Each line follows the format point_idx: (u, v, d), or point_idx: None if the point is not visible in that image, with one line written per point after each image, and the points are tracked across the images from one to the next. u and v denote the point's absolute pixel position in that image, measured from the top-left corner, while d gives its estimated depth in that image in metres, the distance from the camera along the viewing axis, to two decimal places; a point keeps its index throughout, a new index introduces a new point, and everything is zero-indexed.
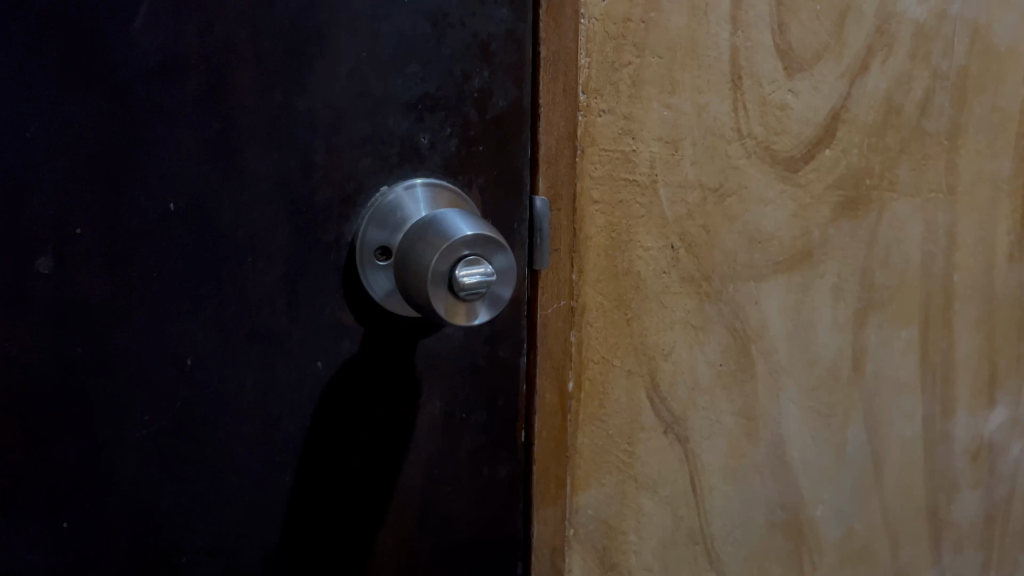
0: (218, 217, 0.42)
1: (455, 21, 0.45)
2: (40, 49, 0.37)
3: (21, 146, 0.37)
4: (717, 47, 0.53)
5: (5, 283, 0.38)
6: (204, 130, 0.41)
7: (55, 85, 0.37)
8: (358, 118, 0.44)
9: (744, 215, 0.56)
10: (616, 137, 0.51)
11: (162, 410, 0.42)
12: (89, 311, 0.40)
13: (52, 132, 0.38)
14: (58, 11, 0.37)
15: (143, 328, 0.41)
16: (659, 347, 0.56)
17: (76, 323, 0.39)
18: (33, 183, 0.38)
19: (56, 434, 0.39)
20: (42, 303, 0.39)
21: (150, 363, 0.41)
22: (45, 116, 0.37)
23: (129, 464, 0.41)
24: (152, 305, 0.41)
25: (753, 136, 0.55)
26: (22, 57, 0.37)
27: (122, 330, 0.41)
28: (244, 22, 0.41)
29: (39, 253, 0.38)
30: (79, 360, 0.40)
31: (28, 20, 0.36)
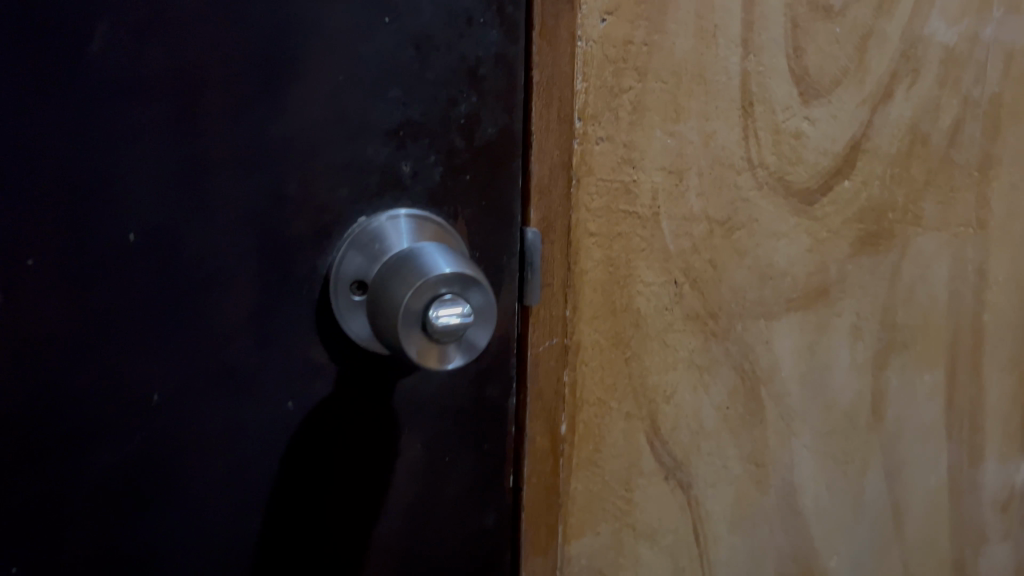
0: (182, 250, 0.40)
1: (441, 43, 0.42)
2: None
3: None
4: (728, 71, 0.49)
5: None
6: (169, 157, 0.39)
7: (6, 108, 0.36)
8: (336, 145, 0.42)
9: (755, 249, 0.53)
10: (615, 167, 0.48)
11: (121, 452, 0.40)
12: (42, 346, 0.38)
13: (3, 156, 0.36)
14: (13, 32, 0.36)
15: (100, 366, 0.39)
16: (660, 388, 0.52)
17: (27, 358, 0.38)
18: None
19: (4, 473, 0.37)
20: None
21: (106, 402, 0.39)
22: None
23: (84, 508, 0.39)
24: (111, 341, 0.39)
25: (765, 167, 0.52)
26: None
27: (79, 365, 0.39)
28: (215, 43, 0.39)
29: None
30: (32, 396, 0.38)
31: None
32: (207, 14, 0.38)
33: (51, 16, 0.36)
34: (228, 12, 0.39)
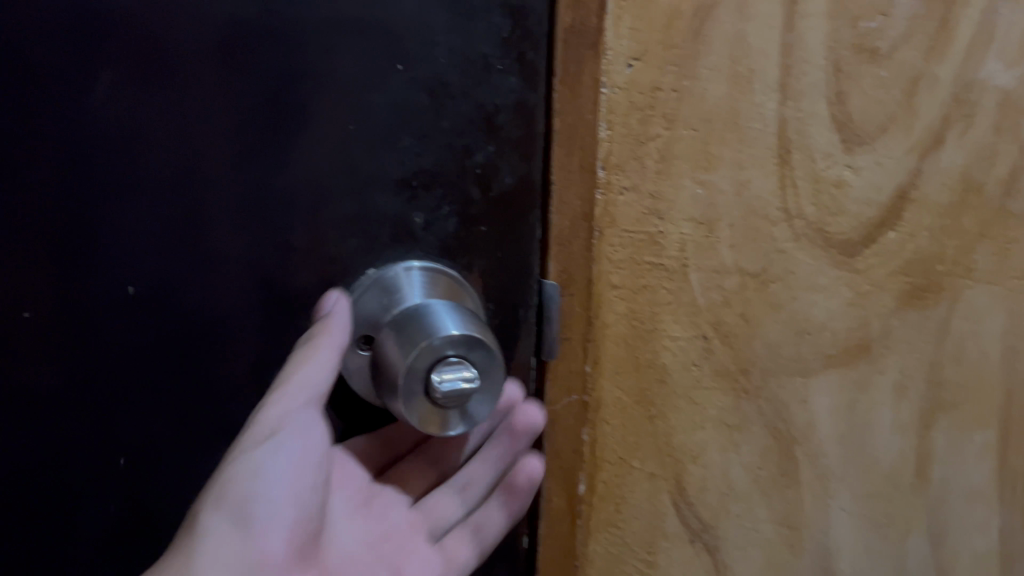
0: (182, 302, 0.39)
1: (457, 91, 0.41)
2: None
3: None
4: (764, 118, 0.47)
5: None
6: (169, 209, 0.38)
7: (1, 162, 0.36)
8: (343, 197, 0.40)
9: (792, 303, 0.50)
10: (641, 218, 0.46)
11: (114, 504, 0.40)
12: (39, 397, 0.38)
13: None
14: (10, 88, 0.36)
15: (96, 419, 0.39)
16: (686, 448, 0.50)
17: (25, 408, 0.38)
18: None
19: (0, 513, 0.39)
20: None
21: (104, 455, 0.39)
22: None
23: (82, 556, 0.40)
24: (107, 394, 0.39)
25: (803, 218, 0.49)
26: None
27: (76, 418, 0.39)
28: (218, 93, 0.38)
29: None
30: (30, 445, 0.38)
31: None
32: (208, 66, 0.37)
33: (47, 70, 0.36)
34: (229, 62, 0.38)
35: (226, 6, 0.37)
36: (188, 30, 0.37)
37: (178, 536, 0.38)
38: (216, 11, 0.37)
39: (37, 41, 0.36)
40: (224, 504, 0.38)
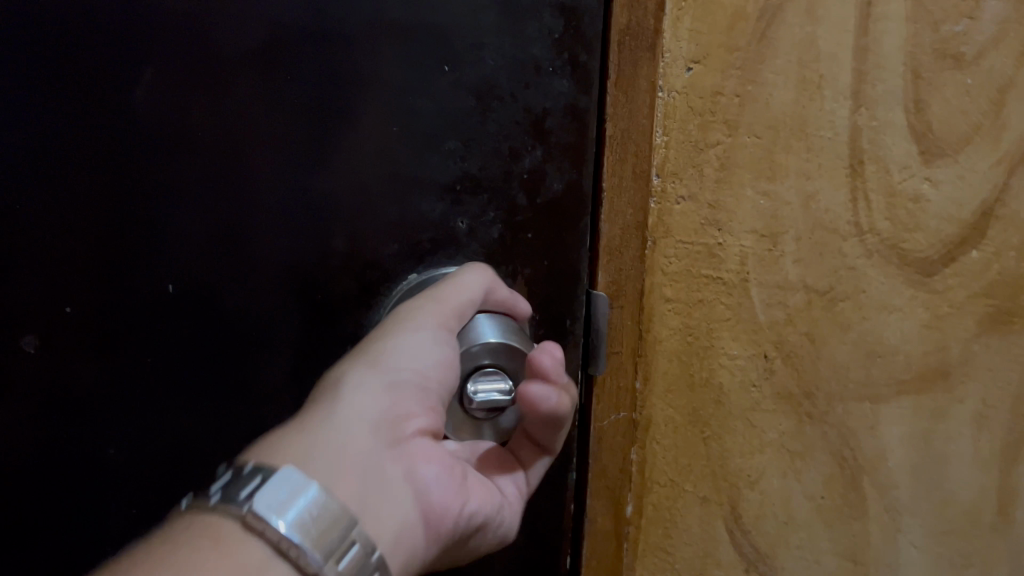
0: (223, 303, 0.39)
1: (505, 94, 0.39)
2: (24, 124, 0.35)
3: (11, 219, 0.36)
4: (833, 126, 0.44)
5: None
6: (212, 208, 0.38)
7: (43, 156, 0.36)
8: (385, 203, 0.39)
9: (862, 323, 0.47)
10: (699, 228, 0.44)
11: (144, 506, 0.39)
12: (78, 396, 0.38)
13: (38, 208, 0.36)
14: (55, 84, 0.35)
15: (132, 418, 0.39)
16: (742, 473, 0.47)
17: (62, 406, 0.38)
18: (23, 259, 0.36)
19: (26, 518, 0.38)
20: (27, 382, 0.37)
21: (139, 454, 0.39)
22: (33, 190, 0.36)
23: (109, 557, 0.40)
24: (145, 393, 0.39)
25: (876, 233, 0.46)
26: (19, 127, 0.35)
27: (112, 417, 0.38)
28: (264, 92, 0.37)
29: (22, 333, 0.37)
30: (65, 443, 0.38)
31: (6, 92, 0.35)
32: (252, 65, 0.37)
33: (93, 63, 0.35)
34: (275, 62, 0.37)
35: (272, 7, 0.37)
36: (234, 30, 0.36)
37: (319, 393, 0.36)
38: (263, 12, 0.36)
39: (84, 34, 0.35)
40: (373, 369, 0.36)
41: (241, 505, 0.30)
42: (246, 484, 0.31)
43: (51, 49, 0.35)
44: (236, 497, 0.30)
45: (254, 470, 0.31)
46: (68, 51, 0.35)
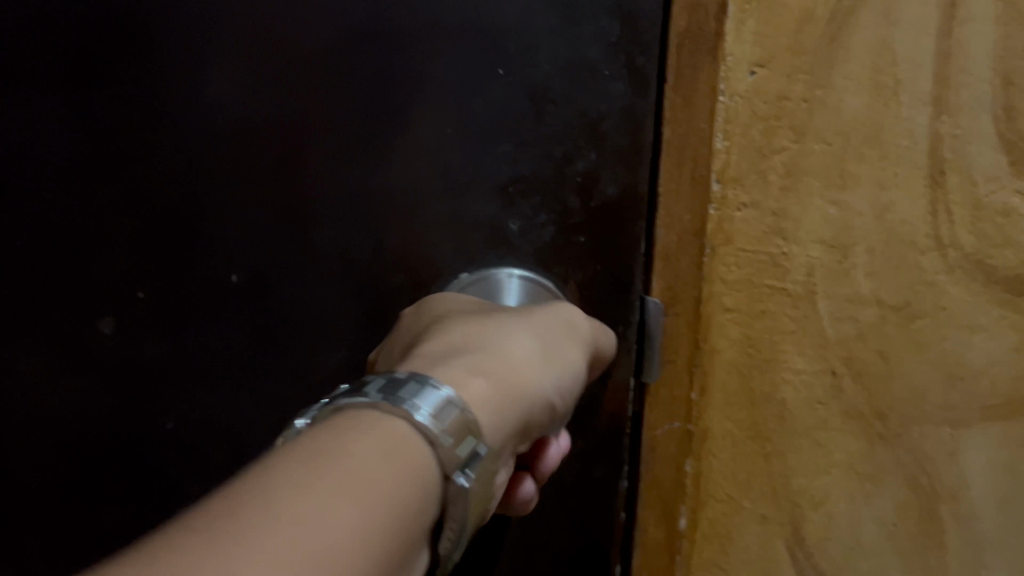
0: (283, 294, 0.42)
1: (559, 97, 0.39)
2: (114, 122, 0.42)
3: (100, 205, 0.43)
4: (911, 134, 0.41)
5: (78, 322, 0.45)
6: (272, 204, 0.41)
7: (126, 151, 0.42)
8: (436, 202, 0.40)
9: (941, 342, 0.44)
10: (762, 237, 0.42)
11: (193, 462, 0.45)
12: (148, 368, 0.44)
13: (120, 198, 0.43)
14: (136, 89, 0.41)
15: (192, 390, 0.44)
16: (806, 493, 0.45)
17: (133, 373, 0.44)
18: (109, 240, 0.43)
19: (112, 461, 0.46)
20: (107, 349, 0.44)
21: (197, 418, 0.44)
22: (121, 178, 0.42)
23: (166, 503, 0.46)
24: (205, 369, 0.44)
25: (958, 247, 0.43)
26: (112, 125, 0.42)
27: (179, 386, 0.44)
28: (321, 94, 0.40)
29: (104, 312, 0.44)
30: (136, 401, 0.45)
31: (102, 95, 0.42)
32: (316, 68, 0.39)
33: (165, 71, 0.41)
34: (334, 66, 0.39)
35: (334, 11, 0.39)
36: (298, 35, 0.39)
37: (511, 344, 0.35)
38: (325, 18, 0.39)
39: (160, 44, 0.40)
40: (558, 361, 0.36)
41: (448, 452, 0.28)
42: (462, 437, 0.29)
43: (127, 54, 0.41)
44: (448, 439, 0.28)
45: (465, 421, 0.29)
46: (146, 59, 0.41)
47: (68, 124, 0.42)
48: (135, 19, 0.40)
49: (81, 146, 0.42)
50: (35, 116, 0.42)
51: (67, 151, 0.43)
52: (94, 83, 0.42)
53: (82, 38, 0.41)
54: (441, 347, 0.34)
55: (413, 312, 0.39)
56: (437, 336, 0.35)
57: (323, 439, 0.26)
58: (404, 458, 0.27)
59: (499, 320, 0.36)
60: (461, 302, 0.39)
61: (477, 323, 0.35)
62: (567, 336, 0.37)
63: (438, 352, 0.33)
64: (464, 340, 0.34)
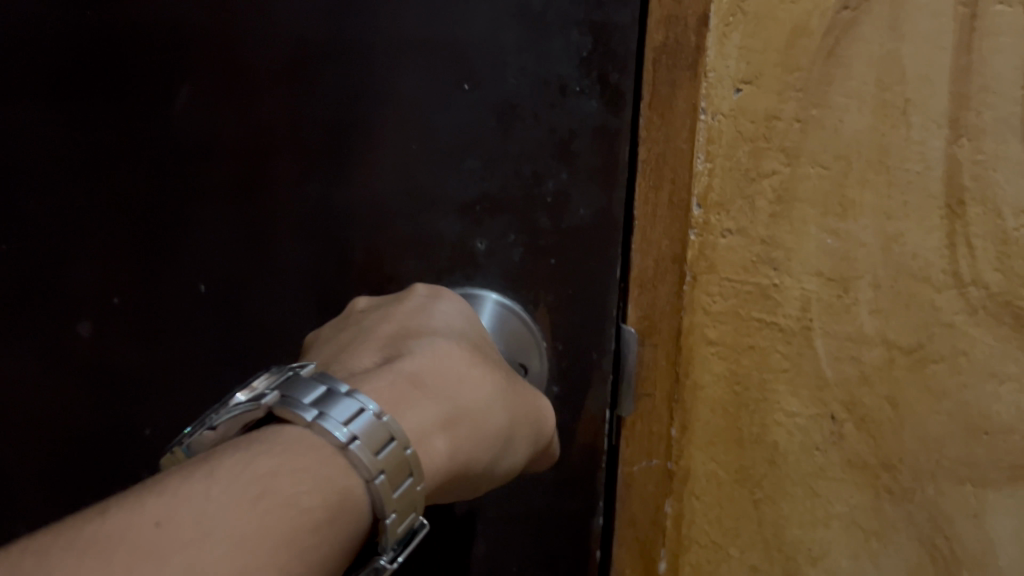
0: (249, 301, 0.43)
1: (528, 113, 0.39)
2: (98, 132, 0.44)
3: (83, 210, 0.45)
4: (923, 159, 0.37)
5: (53, 325, 0.46)
6: (241, 214, 0.43)
7: (106, 160, 0.44)
8: (401, 217, 0.41)
9: (962, 392, 0.39)
10: (750, 266, 0.39)
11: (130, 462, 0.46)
12: (115, 371, 0.45)
13: (99, 203, 0.44)
14: (117, 99, 0.43)
15: (146, 392, 0.45)
16: (802, 546, 0.41)
17: (103, 375, 0.45)
18: (87, 247, 0.45)
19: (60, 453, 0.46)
20: (82, 353, 0.46)
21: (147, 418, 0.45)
22: (100, 184, 0.44)
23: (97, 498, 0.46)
24: (167, 374, 0.45)
25: (982, 285, 0.38)
26: (95, 135, 0.44)
27: (135, 388, 0.45)
28: (285, 103, 0.41)
29: (83, 317, 0.45)
30: (93, 399, 0.46)
31: (88, 102, 0.44)
32: (279, 78, 0.41)
33: (143, 81, 0.43)
34: (299, 74, 0.41)
35: (297, 24, 0.40)
36: (258, 48, 0.41)
37: (493, 415, 0.34)
38: (290, 22, 0.40)
39: (142, 56, 0.43)
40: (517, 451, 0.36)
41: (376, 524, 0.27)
42: (404, 519, 0.28)
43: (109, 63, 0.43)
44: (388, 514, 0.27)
45: (413, 497, 0.28)
46: (129, 69, 0.43)
47: (62, 129, 0.44)
48: (120, 32, 0.43)
49: (55, 157, 0.45)
50: (26, 121, 0.44)
51: (49, 156, 0.45)
52: (83, 92, 0.44)
53: (74, 49, 0.43)
54: (427, 382, 0.32)
55: (421, 313, 0.37)
56: (433, 361, 0.33)
57: (283, 480, 0.24)
58: (346, 528, 0.26)
59: (496, 380, 0.35)
60: (473, 331, 0.38)
61: (472, 370, 0.34)
62: (541, 431, 0.38)
63: (422, 388, 0.32)
64: (456, 386, 0.33)
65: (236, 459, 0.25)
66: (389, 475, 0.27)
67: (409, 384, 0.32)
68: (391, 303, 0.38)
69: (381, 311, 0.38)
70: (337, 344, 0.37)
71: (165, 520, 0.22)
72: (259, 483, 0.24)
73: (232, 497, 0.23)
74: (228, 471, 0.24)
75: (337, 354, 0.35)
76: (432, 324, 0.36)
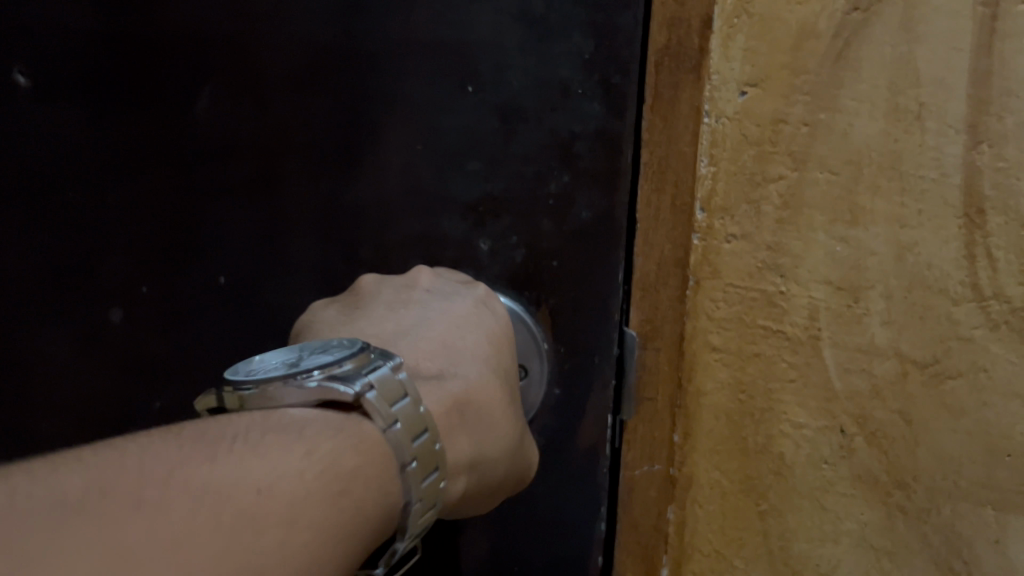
0: (264, 295, 0.46)
1: (530, 116, 0.41)
2: (125, 132, 0.47)
3: (112, 204, 0.48)
4: (939, 165, 0.35)
5: (92, 312, 0.49)
6: (257, 211, 0.46)
7: (136, 158, 0.47)
8: (407, 216, 0.43)
9: (982, 411, 0.37)
10: (755, 273, 0.38)
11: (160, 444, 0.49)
12: (144, 356, 0.48)
13: (129, 198, 0.47)
14: (141, 100, 0.46)
15: (174, 377, 0.48)
16: (809, 561, 0.40)
17: (134, 359, 0.48)
18: (116, 239, 0.48)
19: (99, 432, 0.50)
20: (117, 339, 0.49)
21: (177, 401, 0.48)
22: (129, 180, 0.47)
23: None
24: (191, 360, 0.48)
25: (1003, 298, 0.36)
26: (124, 134, 0.47)
27: (162, 372, 0.48)
28: (299, 107, 0.44)
29: (116, 304, 0.48)
30: (128, 383, 0.49)
31: (115, 103, 0.47)
32: (290, 84, 0.44)
33: (167, 84, 0.46)
34: (308, 80, 0.43)
35: (303, 29, 0.43)
36: (271, 52, 0.44)
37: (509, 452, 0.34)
38: (300, 27, 0.43)
39: (162, 58, 0.45)
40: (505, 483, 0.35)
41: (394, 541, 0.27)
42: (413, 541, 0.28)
43: (132, 67, 0.46)
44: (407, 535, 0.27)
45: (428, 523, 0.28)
46: (152, 71, 0.46)
47: (90, 127, 0.47)
48: (145, 38, 0.45)
49: (85, 156, 0.47)
50: (58, 117, 0.47)
51: (82, 152, 0.48)
52: (111, 93, 0.46)
53: (101, 52, 0.46)
54: (467, 413, 0.32)
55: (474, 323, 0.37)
56: (475, 390, 0.33)
57: (356, 483, 0.24)
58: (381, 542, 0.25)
59: (517, 413, 0.35)
60: (508, 356, 0.38)
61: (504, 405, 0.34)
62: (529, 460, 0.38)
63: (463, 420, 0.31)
64: (486, 426, 0.33)
65: (327, 446, 0.24)
66: (422, 504, 0.27)
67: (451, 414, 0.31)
68: (449, 304, 0.38)
69: (435, 306, 0.37)
70: (395, 321, 0.36)
71: (266, 486, 0.22)
72: (342, 479, 0.24)
73: (305, 462, 0.23)
74: (321, 454, 0.24)
75: (394, 336, 0.34)
76: (482, 342, 0.36)
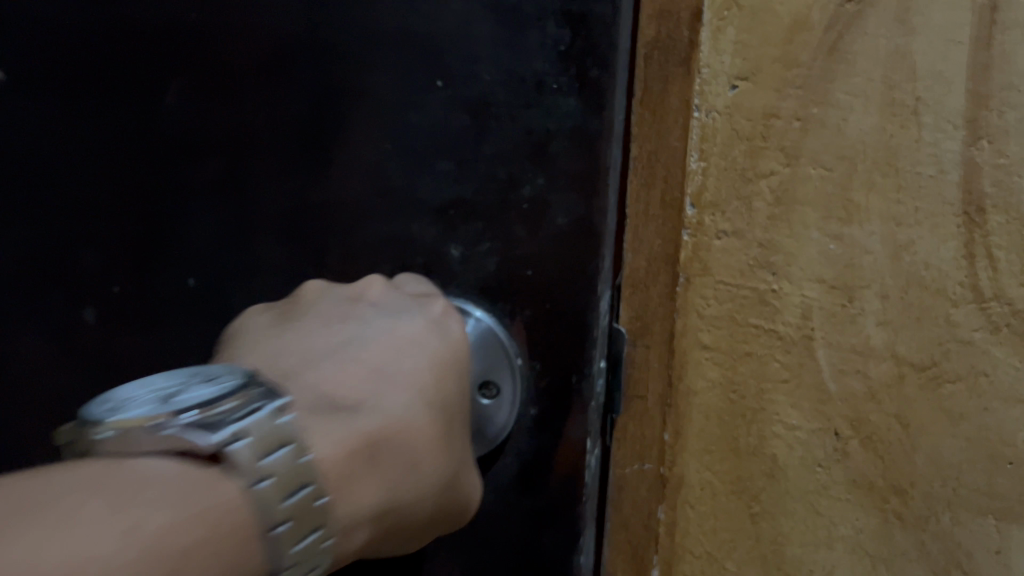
0: (231, 301, 0.43)
1: (503, 112, 0.38)
2: (95, 126, 0.44)
3: (80, 201, 0.45)
4: (935, 162, 0.35)
5: (60, 320, 0.46)
6: (221, 212, 0.43)
7: (104, 153, 0.44)
8: (377, 217, 0.40)
9: (982, 417, 0.36)
10: (746, 270, 0.38)
11: None
12: (107, 365, 0.45)
13: (99, 195, 0.45)
14: (113, 93, 0.44)
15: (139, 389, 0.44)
16: (803, 567, 0.39)
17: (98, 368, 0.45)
18: (83, 239, 0.45)
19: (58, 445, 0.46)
20: (84, 347, 0.45)
21: None
22: (100, 176, 0.45)
23: None
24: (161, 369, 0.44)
25: (1004, 299, 0.35)
26: (94, 128, 0.44)
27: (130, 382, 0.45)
28: (267, 102, 0.41)
29: (88, 305, 0.45)
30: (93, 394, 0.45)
31: (88, 95, 0.44)
32: (256, 77, 0.42)
33: (140, 76, 0.43)
34: (276, 74, 0.41)
35: (267, 18, 0.41)
36: (238, 46, 0.42)
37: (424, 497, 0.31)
38: (270, 19, 0.41)
39: (133, 51, 0.43)
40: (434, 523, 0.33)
41: None
42: None
43: (105, 60, 0.44)
44: None
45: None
46: (126, 64, 0.44)
47: (60, 122, 0.45)
48: (116, 31, 0.43)
49: (49, 153, 0.45)
50: (30, 111, 0.45)
51: (49, 149, 0.45)
52: (86, 85, 0.44)
53: (76, 43, 0.44)
54: (380, 455, 0.28)
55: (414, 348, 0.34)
56: (394, 426, 0.29)
57: (242, 524, 0.22)
58: None
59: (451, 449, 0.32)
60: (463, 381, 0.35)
61: (426, 445, 0.31)
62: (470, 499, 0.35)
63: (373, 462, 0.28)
64: (402, 468, 0.29)
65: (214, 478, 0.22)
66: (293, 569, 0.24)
67: (364, 457, 0.27)
68: (389, 325, 0.34)
69: (377, 326, 0.34)
70: (327, 342, 0.32)
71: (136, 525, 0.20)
72: (230, 516, 0.22)
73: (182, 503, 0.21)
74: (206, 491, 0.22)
75: (324, 354, 0.31)
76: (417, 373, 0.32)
